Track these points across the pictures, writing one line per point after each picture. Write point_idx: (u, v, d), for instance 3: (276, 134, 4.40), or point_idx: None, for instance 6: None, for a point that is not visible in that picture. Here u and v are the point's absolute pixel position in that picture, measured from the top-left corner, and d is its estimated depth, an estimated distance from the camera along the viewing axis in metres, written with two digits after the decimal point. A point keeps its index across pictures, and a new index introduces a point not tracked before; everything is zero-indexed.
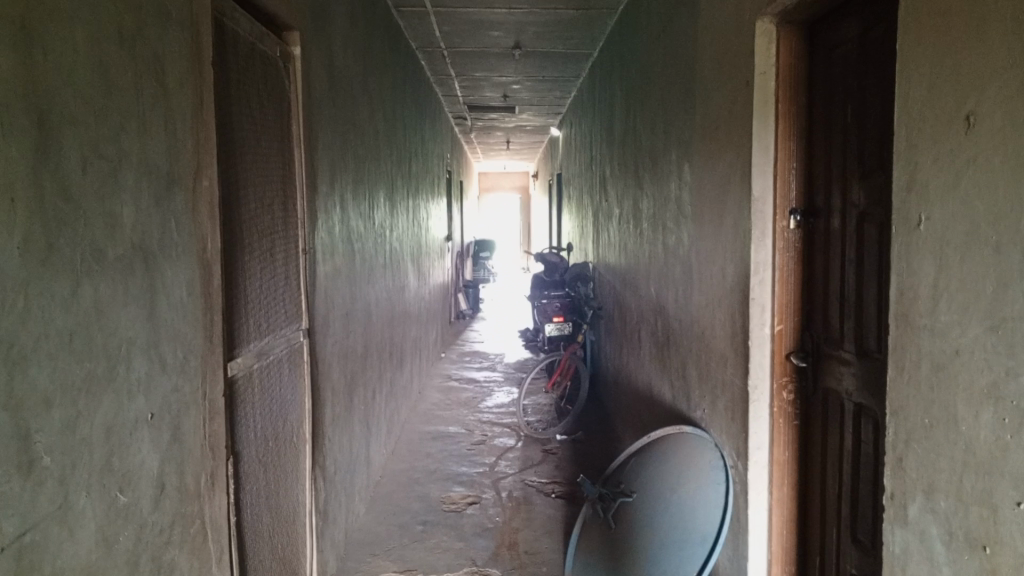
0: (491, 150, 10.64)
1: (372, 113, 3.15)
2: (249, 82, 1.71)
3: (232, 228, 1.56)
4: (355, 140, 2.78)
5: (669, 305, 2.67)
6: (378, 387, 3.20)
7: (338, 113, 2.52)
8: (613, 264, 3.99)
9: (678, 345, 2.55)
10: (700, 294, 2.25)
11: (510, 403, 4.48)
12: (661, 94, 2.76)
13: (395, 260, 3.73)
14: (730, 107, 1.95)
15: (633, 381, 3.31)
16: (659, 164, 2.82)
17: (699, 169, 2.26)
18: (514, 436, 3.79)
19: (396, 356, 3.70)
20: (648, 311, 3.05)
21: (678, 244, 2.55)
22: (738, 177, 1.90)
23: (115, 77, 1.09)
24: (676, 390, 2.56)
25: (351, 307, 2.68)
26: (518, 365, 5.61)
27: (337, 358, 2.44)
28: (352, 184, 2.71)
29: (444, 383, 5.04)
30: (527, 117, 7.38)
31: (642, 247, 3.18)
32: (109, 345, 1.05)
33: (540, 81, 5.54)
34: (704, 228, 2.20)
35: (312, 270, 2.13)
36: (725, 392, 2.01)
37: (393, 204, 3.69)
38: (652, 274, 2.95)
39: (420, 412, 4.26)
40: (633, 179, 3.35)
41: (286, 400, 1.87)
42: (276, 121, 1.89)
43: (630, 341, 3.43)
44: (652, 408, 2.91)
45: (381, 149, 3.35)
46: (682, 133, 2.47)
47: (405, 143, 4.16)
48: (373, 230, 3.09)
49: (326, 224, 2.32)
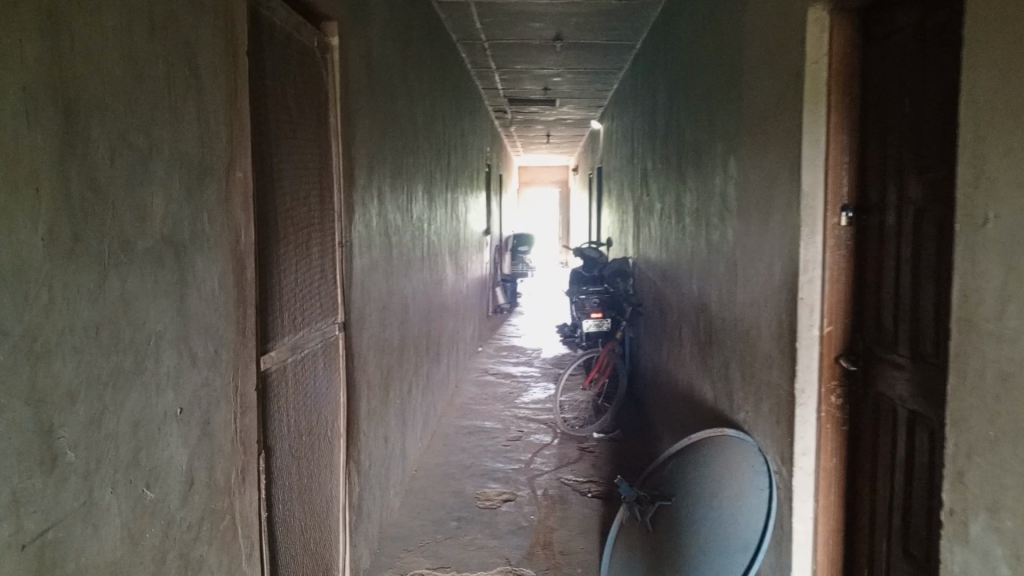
0: (531, 144, 10.59)
1: (411, 106, 3.13)
2: (285, 73, 1.68)
3: (266, 221, 1.54)
4: (393, 133, 2.76)
5: (711, 302, 2.60)
6: (415, 381, 3.18)
7: (376, 106, 2.50)
8: (653, 260, 3.91)
9: (720, 345, 2.48)
10: (745, 293, 2.18)
11: (547, 399, 4.44)
12: (706, 87, 2.69)
13: (433, 254, 3.71)
14: (779, 98, 1.88)
15: (674, 379, 3.24)
16: (703, 158, 2.75)
17: (745, 163, 2.19)
18: (550, 433, 3.75)
19: (432, 350, 3.69)
20: (690, 309, 2.98)
21: (722, 240, 2.47)
22: (787, 171, 1.83)
23: (145, 65, 1.07)
24: (718, 390, 2.49)
25: (388, 301, 2.66)
26: (556, 361, 5.56)
27: (373, 351, 2.42)
28: (390, 176, 2.69)
29: (480, 378, 5.02)
30: (567, 110, 7.31)
31: (684, 243, 3.11)
32: (137, 339, 1.03)
33: (581, 73, 5.48)
34: (750, 224, 2.13)
35: (348, 263, 2.11)
36: (770, 394, 1.94)
37: (431, 198, 3.67)
38: (695, 271, 2.88)
39: (456, 406, 4.24)
40: (676, 174, 3.28)
41: (321, 394, 1.85)
42: (313, 113, 1.86)
43: (670, 339, 3.36)
44: (693, 408, 2.84)
45: (420, 142, 3.33)
46: (728, 127, 2.40)
47: (444, 135, 4.14)
48: (410, 224, 3.07)
49: (363, 217, 2.30)
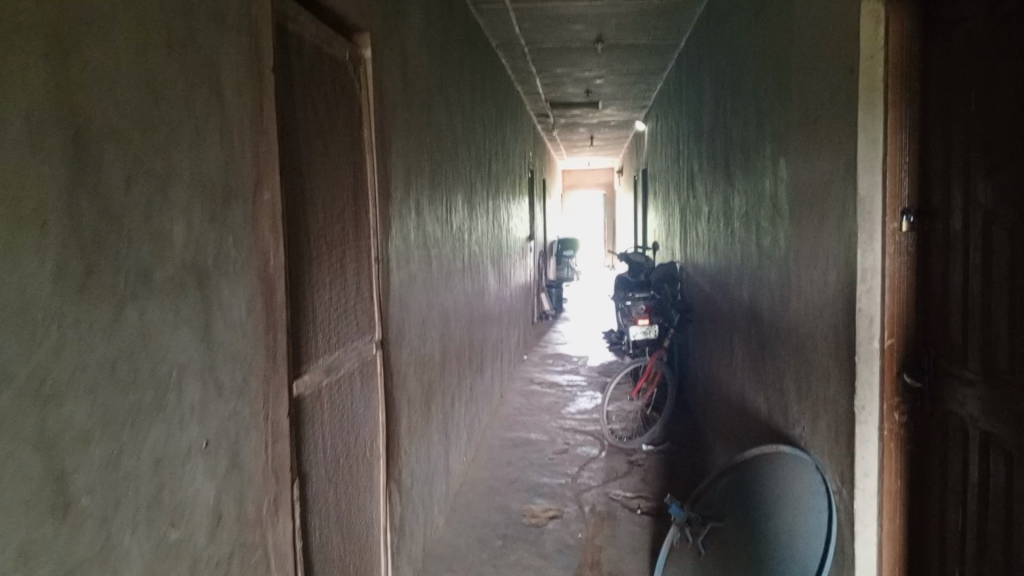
0: (574, 147, 10.51)
1: (449, 116, 3.09)
2: (316, 89, 1.65)
3: (296, 241, 1.50)
4: (432, 145, 2.72)
5: (763, 310, 2.49)
6: (458, 395, 3.14)
7: (413, 118, 2.46)
8: (702, 265, 3.80)
9: (774, 357, 2.37)
10: (799, 303, 2.07)
11: (594, 408, 4.35)
12: (753, 87, 2.58)
13: (475, 264, 3.67)
14: (832, 97, 1.77)
15: (726, 390, 3.13)
16: (752, 160, 2.64)
17: (796, 166, 2.08)
18: (598, 445, 3.67)
19: (476, 361, 3.64)
20: (740, 317, 2.87)
21: (773, 246, 2.37)
22: (841, 175, 1.72)
23: (163, 87, 1.04)
24: (773, 403, 2.38)
25: (429, 315, 2.61)
26: (603, 369, 5.46)
27: (413, 367, 2.38)
28: (428, 187, 2.65)
29: (526, 387, 4.96)
30: (610, 112, 7.21)
31: (733, 248, 3.00)
32: (157, 373, 1.00)
33: (624, 75, 5.38)
34: (803, 230, 2.03)
35: (385, 279, 2.07)
36: (828, 410, 1.84)
37: (473, 207, 3.62)
38: (745, 278, 2.77)
39: (502, 417, 4.18)
40: (723, 177, 3.17)
41: (359, 415, 1.81)
42: (347, 128, 1.83)
43: (721, 348, 3.25)
44: (746, 421, 2.73)
45: (459, 152, 3.29)
46: (777, 128, 2.29)
47: (484, 144, 4.10)
48: (451, 236, 3.03)
49: (401, 232, 2.26)
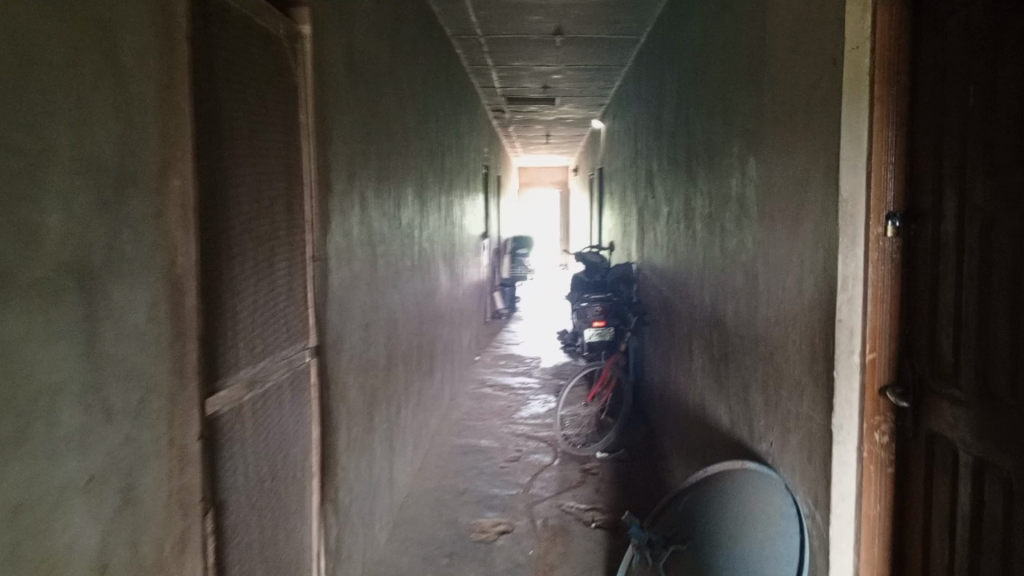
0: (531, 144, 10.36)
1: (400, 104, 2.90)
2: (244, 63, 1.45)
3: (215, 237, 1.30)
4: (380, 134, 2.53)
5: (727, 317, 2.37)
6: (405, 401, 2.96)
7: (359, 104, 2.27)
8: (660, 267, 3.68)
9: (738, 366, 2.24)
10: (768, 310, 1.95)
11: (547, 413, 4.21)
12: (721, 81, 2.46)
13: (426, 262, 3.50)
14: (812, 91, 1.65)
15: (684, 398, 3.01)
16: (717, 158, 2.52)
17: (767, 165, 1.96)
18: (550, 453, 3.52)
19: (425, 365, 3.46)
20: (701, 322, 2.75)
21: (739, 250, 2.25)
22: (821, 175, 1.60)
23: (35, 46, 0.84)
24: (736, 415, 2.26)
25: (373, 317, 2.43)
26: (556, 371, 5.32)
27: (354, 374, 2.19)
28: (375, 180, 2.46)
29: (477, 390, 4.79)
30: (568, 109, 7.08)
31: (694, 251, 2.88)
32: (18, 397, 0.80)
33: (582, 70, 5.26)
34: (774, 233, 1.90)
35: (323, 279, 1.88)
36: (800, 427, 1.71)
37: (424, 202, 3.44)
38: (707, 282, 2.65)
39: (451, 423, 4.01)
40: (685, 175, 3.05)
41: (288, 431, 1.63)
42: (281, 110, 1.64)
43: (680, 354, 3.13)
44: (707, 432, 2.61)
45: (410, 144, 3.10)
46: (747, 125, 2.17)
47: (438, 136, 3.93)
48: (399, 232, 2.84)
49: (342, 228, 2.08)
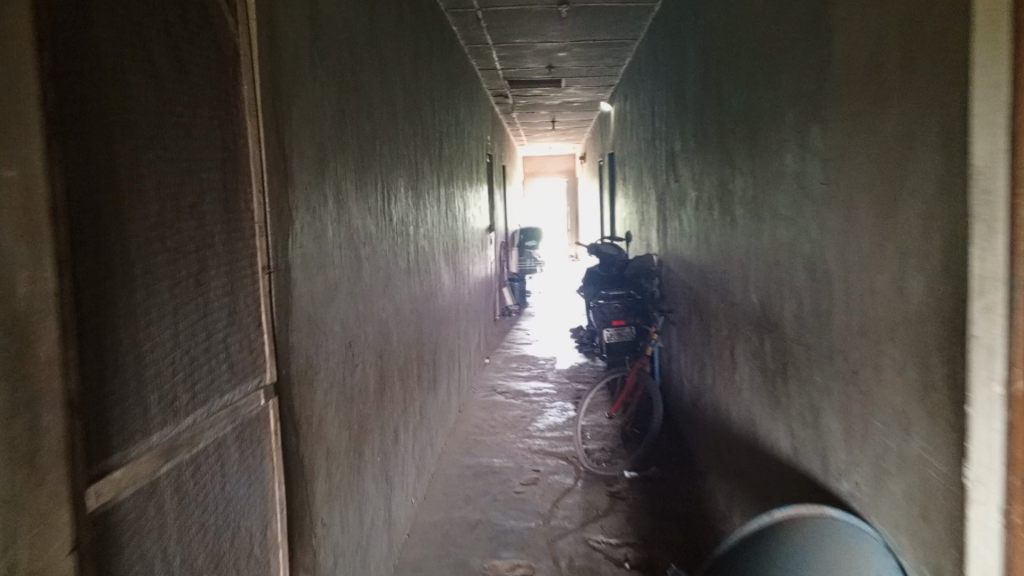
0: (535, 131, 9.93)
1: (385, 82, 2.49)
2: (147, 7, 1.05)
3: (99, 255, 0.91)
4: (360, 114, 2.13)
5: (782, 321, 1.97)
6: (403, 425, 2.56)
7: (330, 77, 1.87)
8: (687, 259, 3.27)
9: (802, 382, 1.84)
10: (848, 316, 1.54)
11: (565, 424, 3.82)
12: (764, 37, 2.05)
13: (424, 261, 3.11)
14: (913, 28, 1.24)
15: (727, 411, 2.61)
16: (761, 131, 2.11)
17: (840, 134, 1.56)
18: (572, 473, 3.13)
19: (427, 379, 3.07)
20: (745, 325, 2.35)
21: (797, 241, 1.84)
22: (934, 142, 1.19)
23: None
24: (802, 441, 1.86)
25: (360, 334, 2.03)
26: (572, 373, 4.92)
27: (336, 405, 1.80)
28: (356, 170, 2.06)
29: (488, 398, 4.39)
30: (574, 91, 6.65)
31: (732, 241, 2.47)
32: None
33: (589, 46, 4.84)
34: (854, 220, 1.50)
35: (286, 296, 1.49)
36: (907, 472, 1.31)
37: (419, 195, 3.05)
38: (753, 278, 2.24)
39: (460, 438, 3.62)
40: (718, 154, 2.64)
41: (237, 501, 1.24)
42: (212, 78, 1.24)
43: (717, 360, 2.73)
44: (762, 456, 2.21)
45: (399, 128, 2.69)
46: (805, 86, 1.76)
47: (433, 121, 3.52)
48: (389, 230, 2.44)
49: (313, 229, 1.68)
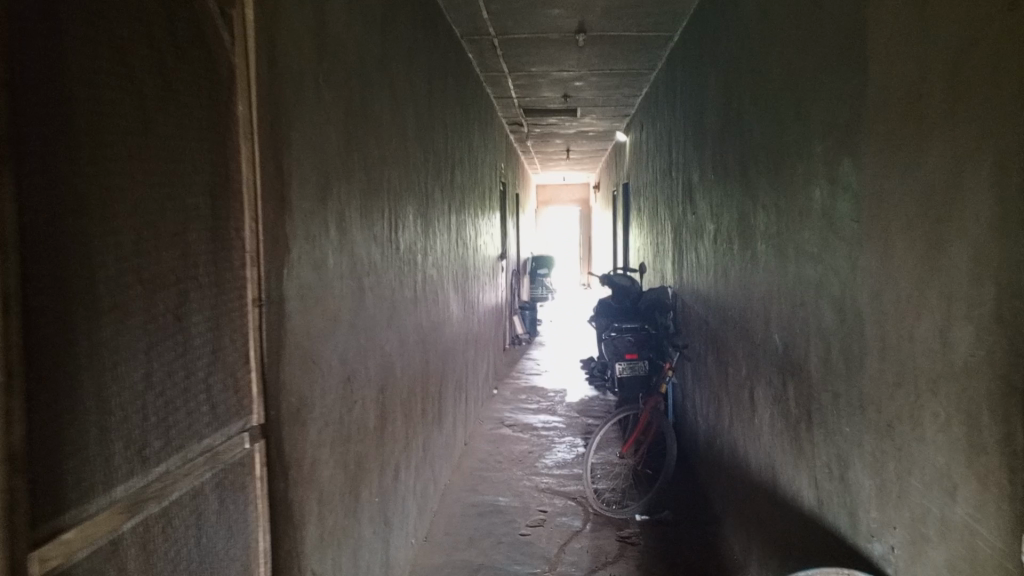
0: (549, 160, 9.90)
1: (396, 107, 2.42)
2: (131, 20, 0.97)
3: (61, 291, 0.82)
4: (368, 140, 2.05)
5: (807, 365, 1.86)
6: (405, 462, 2.45)
7: (337, 100, 1.79)
8: (704, 294, 3.17)
9: (829, 431, 1.72)
10: (882, 364, 1.42)
11: (574, 460, 3.69)
12: (790, 67, 1.97)
13: (432, 291, 3.02)
14: (963, 57, 1.14)
15: (744, 455, 2.49)
16: (787, 164, 2.01)
17: (874, 170, 1.46)
18: (580, 514, 3.01)
19: (432, 413, 2.96)
20: (765, 367, 2.23)
21: (824, 282, 1.74)
22: (985, 181, 1.09)
23: None
24: (826, 496, 1.74)
25: (361, 369, 1.93)
26: (582, 407, 4.79)
27: (331, 445, 1.70)
28: (362, 198, 1.98)
29: (495, 431, 4.27)
30: (590, 120, 6.60)
31: (753, 278, 2.37)
32: None
33: (606, 75, 4.79)
34: (889, 262, 1.40)
35: (279, 332, 1.40)
36: (948, 541, 1.20)
37: (429, 223, 2.96)
38: (775, 317, 2.13)
39: (465, 474, 3.50)
40: (738, 187, 2.54)
41: (215, 557, 1.13)
42: (204, 99, 1.16)
43: (735, 401, 2.62)
44: (783, 508, 2.08)
45: (410, 154, 2.62)
46: (835, 119, 1.66)
47: (446, 148, 3.45)
48: (396, 260, 2.35)
49: (313, 259, 1.60)
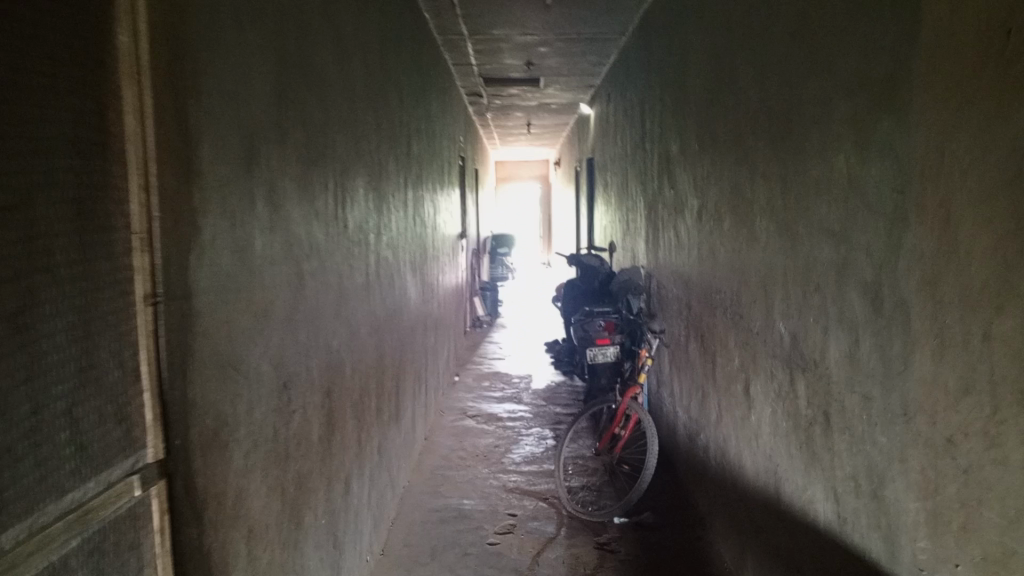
0: (510, 134, 9.60)
1: (342, 63, 2.09)
2: None
3: None
4: (308, 98, 1.73)
5: (824, 362, 1.61)
6: (358, 470, 2.16)
7: (266, 46, 1.45)
8: (685, 276, 2.91)
9: (856, 439, 1.47)
10: (939, 367, 1.17)
11: (543, 455, 3.43)
12: (801, 15, 1.70)
13: (388, 273, 2.71)
14: None
15: (737, 455, 2.26)
16: (796, 128, 1.75)
17: (929, 131, 1.19)
18: (553, 518, 2.75)
19: (388, 411, 2.66)
20: (765, 359, 1.99)
21: (849, 266, 1.48)
22: None
23: None
24: (850, 513, 1.50)
25: (301, 371, 1.62)
26: (549, 394, 4.53)
27: (264, 468, 1.40)
28: (301, 167, 1.66)
29: (457, 422, 3.98)
30: (553, 91, 6.29)
31: (749, 259, 2.11)
32: None
33: (572, 40, 4.49)
34: (951, 243, 1.14)
35: (188, 337, 1.08)
36: None
37: (384, 198, 2.65)
38: (779, 305, 1.87)
39: (425, 473, 3.21)
40: (730, 157, 2.28)
41: None
42: (66, 21, 0.83)
43: (725, 394, 2.37)
44: (789, 520, 1.84)
45: (360, 119, 2.29)
46: (868, 70, 1.39)
47: (401, 115, 3.12)
48: (344, 240, 2.03)
49: (235, 242, 1.28)
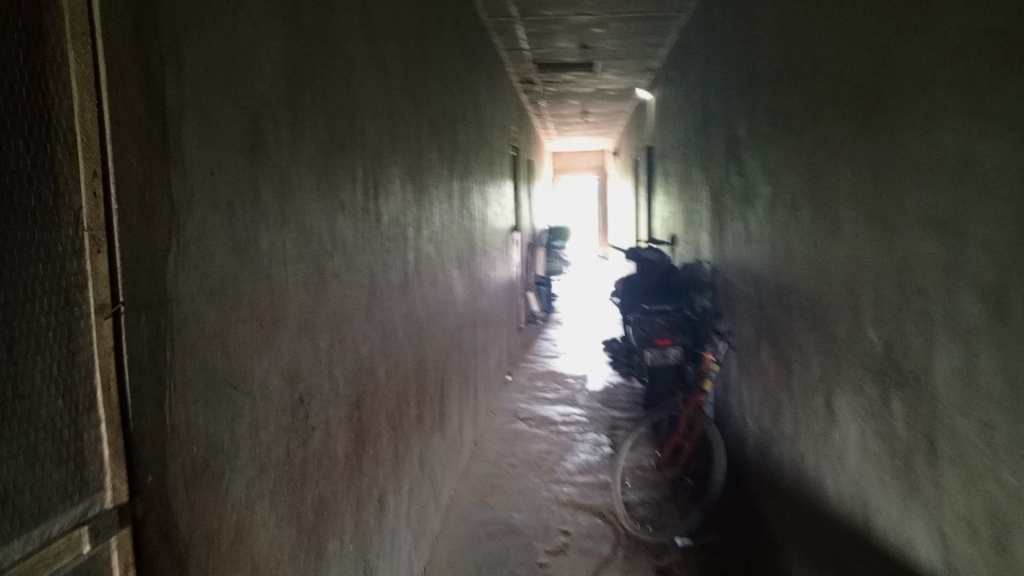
0: (566, 124, 9.37)
1: (374, 41, 1.91)
2: None
3: None
4: (330, 77, 1.55)
5: (929, 377, 1.36)
6: (395, 485, 1.99)
7: (274, 15, 1.28)
8: (754, 271, 2.65)
9: (973, 473, 1.22)
10: None
11: (599, 463, 3.22)
12: None
13: (430, 269, 2.53)
14: None
15: (815, 474, 2.01)
16: (890, 99, 1.49)
17: None
18: (609, 537, 2.54)
19: (431, 417, 2.49)
20: (851, 368, 1.74)
21: (961, 265, 1.23)
22: None
23: None
24: (964, 561, 1.26)
25: (322, 384, 1.45)
26: (606, 396, 4.30)
27: (276, 496, 1.23)
28: (322, 154, 1.49)
29: (508, 426, 3.80)
30: (609, 77, 6.04)
31: (831, 254, 1.86)
32: None
33: (629, 21, 4.24)
34: None
35: (166, 353, 0.91)
36: None
37: (425, 189, 2.47)
38: (870, 307, 1.62)
39: (473, 481, 3.03)
40: (808, 139, 2.02)
41: None
42: None
43: (801, 406, 2.12)
44: (882, 558, 1.59)
45: (396, 104, 2.12)
46: (988, 22, 1.13)
47: (445, 101, 2.94)
48: (376, 235, 1.86)
49: (233, 239, 1.10)
